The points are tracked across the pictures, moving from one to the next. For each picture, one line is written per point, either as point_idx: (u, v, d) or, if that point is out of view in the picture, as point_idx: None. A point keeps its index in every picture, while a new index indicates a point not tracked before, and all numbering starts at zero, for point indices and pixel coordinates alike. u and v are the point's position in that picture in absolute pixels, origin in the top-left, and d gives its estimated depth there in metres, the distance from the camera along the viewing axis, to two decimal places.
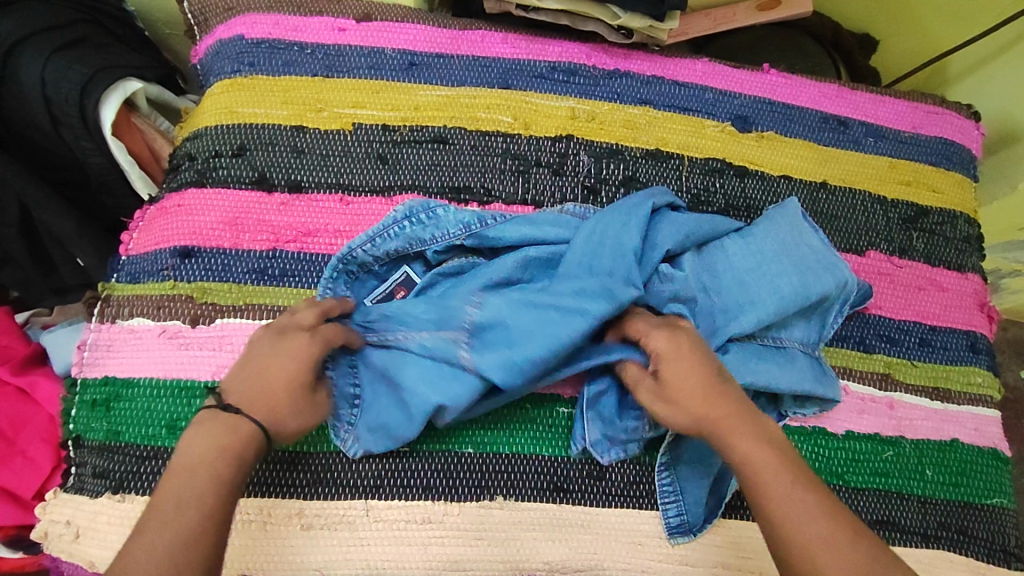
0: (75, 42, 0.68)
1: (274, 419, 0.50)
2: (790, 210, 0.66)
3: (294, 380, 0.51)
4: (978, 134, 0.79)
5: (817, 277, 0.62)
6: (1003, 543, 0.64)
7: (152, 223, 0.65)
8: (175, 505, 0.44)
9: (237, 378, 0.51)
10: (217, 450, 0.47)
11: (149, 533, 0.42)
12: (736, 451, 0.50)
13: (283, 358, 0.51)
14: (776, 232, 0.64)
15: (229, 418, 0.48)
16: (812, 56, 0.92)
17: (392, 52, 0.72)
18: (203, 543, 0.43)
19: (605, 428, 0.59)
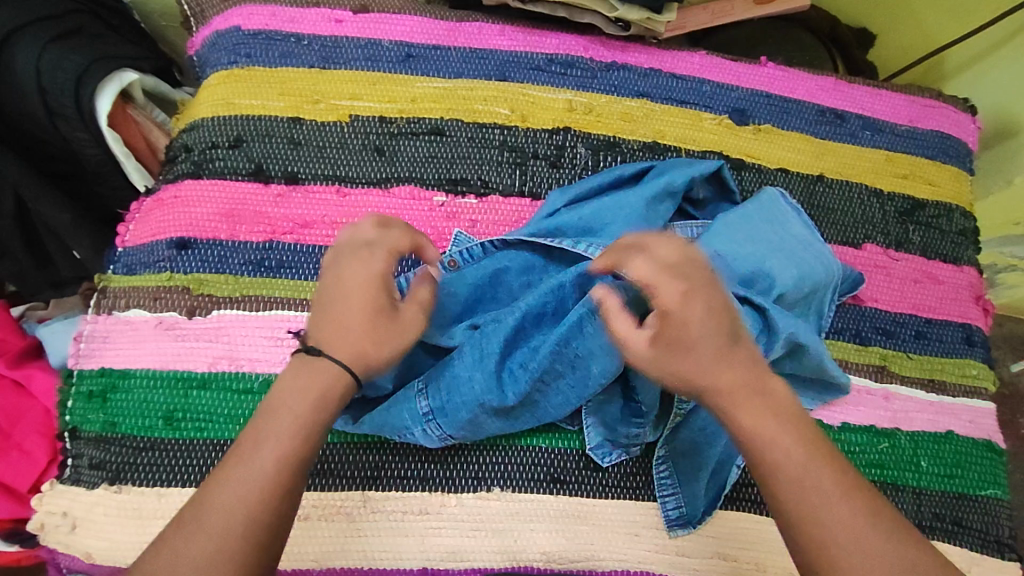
0: (71, 32, 0.67)
1: (361, 356, 0.48)
2: (769, 199, 0.66)
3: (372, 307, 0.49)
4: (974, 128, 0.79)
5: (802, 263, 0.62)
6: (997, 534, 0.64)
7: (148, 214, 0.65)
8: (261, 458, 0.43)
9: (320, 319, 0.49)
10: (304, 401, 0.46)
11: (225, 482, 0.42)
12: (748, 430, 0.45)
13: (356, 283, 0.49)
14: (758, 212, 0.64)
15: (314, 362, 0.47)
16: (809, 50, 0.92)
17: (389, 43, 0.72)
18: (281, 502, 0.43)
19: (605, 432, 0.59)
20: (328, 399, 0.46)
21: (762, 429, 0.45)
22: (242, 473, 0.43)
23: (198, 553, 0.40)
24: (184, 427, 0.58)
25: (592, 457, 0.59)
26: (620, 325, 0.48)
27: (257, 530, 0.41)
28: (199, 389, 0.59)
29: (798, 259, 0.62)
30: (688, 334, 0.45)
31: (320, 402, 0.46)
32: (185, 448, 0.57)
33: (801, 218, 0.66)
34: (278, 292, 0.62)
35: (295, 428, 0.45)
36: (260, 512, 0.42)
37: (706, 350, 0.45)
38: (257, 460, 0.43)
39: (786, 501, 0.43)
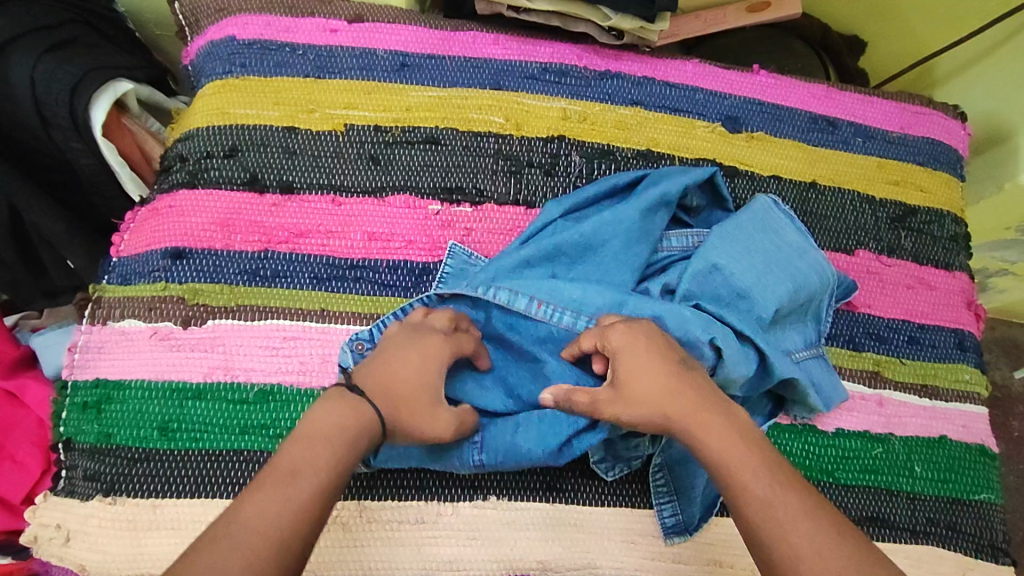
0: (65, 42, 0.67)
1: (397, 411, 0.49)
2: (761, 208, 0.66)
3: (429, 381, 0.50)
4: (965, 134, 0.80)
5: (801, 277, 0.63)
6: (991, 538, 0.65)
7: (143, 224, 0.65)
8: (299, 487, 0.43)
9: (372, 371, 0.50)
10: (345, 438, 0.46)
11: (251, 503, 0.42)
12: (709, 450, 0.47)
13: (415, 353, 0.51)
14: (750, 220, 0.65)
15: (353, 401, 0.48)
16: (801, 57, 0.93)
17: (384, 53, 0.72)
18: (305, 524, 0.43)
19: (608, 448, 0.59)
20: (363, 438, 0.47)
21: (732, 456, 0.47)
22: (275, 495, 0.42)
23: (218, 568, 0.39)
24: (180, 437, 0.58)
25: (598, 472, 0.59)
26: (582, 384, 0.52)
27: (283, 557, 0.41)
28: (195, 399, 0.59)
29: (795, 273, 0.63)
30: (639, 367, 0.50)
31: (358, 439, 0.47)
32: (181, 459, 0.57)
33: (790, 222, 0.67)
34: (273, 301, 0.62)
35: (334, 463, 0.45)
36: (287, 536, 0.42)
37: (654, 386, 0.49)
38: (294, 486, 0.43)
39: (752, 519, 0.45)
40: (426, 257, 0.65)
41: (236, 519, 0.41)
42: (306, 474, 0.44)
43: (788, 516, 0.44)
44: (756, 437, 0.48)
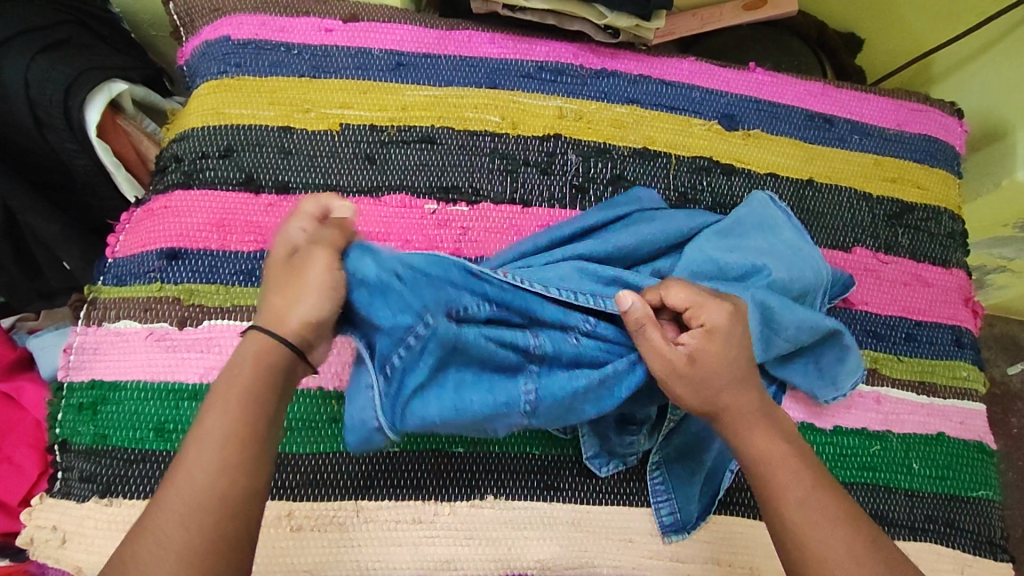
0: (59, 43, 0.67)
1: (281, 321, 0.45)
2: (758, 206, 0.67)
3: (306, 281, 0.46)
4: (962, 131, 0.80)
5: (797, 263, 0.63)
6: (989, 535, 0.65)
7: (138, 225, 0.65)
8: (196, 460, 0.41)
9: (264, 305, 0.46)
10: (240, 381, 0.43)
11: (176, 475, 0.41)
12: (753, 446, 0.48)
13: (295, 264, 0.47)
14: (740, 216, 0.66)
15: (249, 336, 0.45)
16: (798, 55, 0.93)
17: (379, 52, 0.72)
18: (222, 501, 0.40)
19: (603, 445, 0.59)
20: (261, 373, 0.44)
21: (774, 454, 0.48)
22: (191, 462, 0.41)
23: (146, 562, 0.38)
24: (175, 438, 0.58)
25: (591, 469, 0.59)
26: (657, 340, 0.49)
27: (204, 529, 0.39)
28: (191, 400, 0.58)
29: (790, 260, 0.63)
30: (718, 351, 0.49)
31: (254, 376, 0.44)
32: (177, 459, 0.57)
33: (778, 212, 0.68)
34: None
35: (237, 408, 0.43)
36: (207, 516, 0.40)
37: (728, 373, 0.49)
38: (202, 446, 0.41)
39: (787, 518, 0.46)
40: None
41: (162, 494, 0.41)
42: (209, 428, 0.42)
43: (822, 518, 0.45)
44: (797, 442, 0.49)
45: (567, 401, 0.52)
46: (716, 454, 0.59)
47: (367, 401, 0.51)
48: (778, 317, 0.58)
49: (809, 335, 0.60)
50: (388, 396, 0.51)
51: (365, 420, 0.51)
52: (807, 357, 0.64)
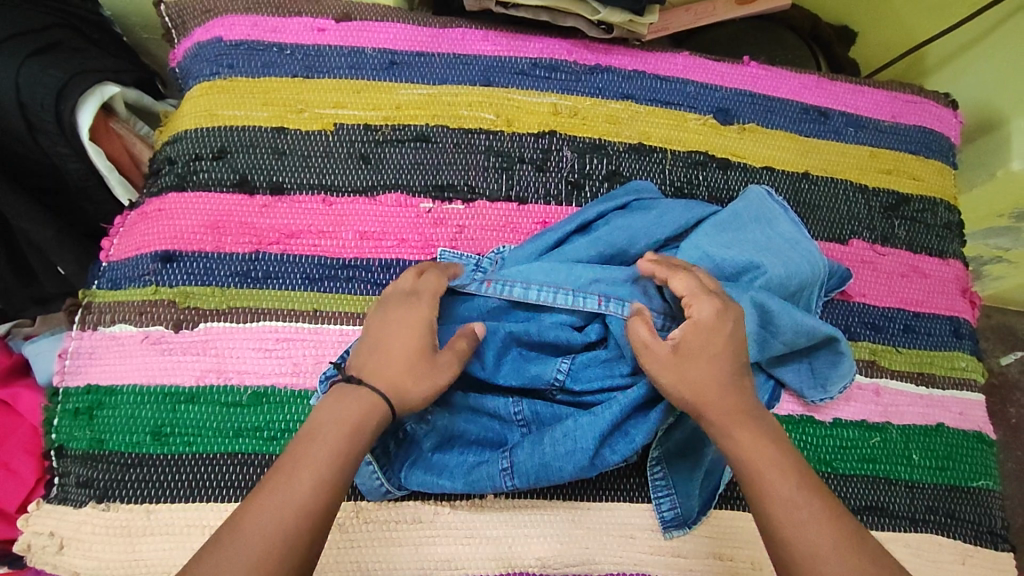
0: (50, 47, 0.67)
1: (395, 388, 0.49)
2: (755, 199, 0.67)
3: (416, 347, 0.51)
4: (956, 122, 0.80)
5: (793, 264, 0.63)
6: (990, 525, 0.65)
7: (133, 228, 0.64)
8: (296, 484, 0.43)
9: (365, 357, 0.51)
10: (342, 432, 0.46)
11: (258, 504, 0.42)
12: (734, 443, 0.48)
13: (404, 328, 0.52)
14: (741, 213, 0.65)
15: (357, 393, 0.48)
16: (792, 49, 0.93)
17: (372, 51, 0.72)
18: (311, 525, 0.42)
19: None
20: (364, 431, 0.47)
21: (758, 452, 0.47)
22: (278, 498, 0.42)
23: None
24: (173, 441, 0.57)
25: None
26: (641, 331, 0.52)
27: (294, 550, 0.41)
28: (188, 403, 0.58)
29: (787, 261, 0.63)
30: (707, 346, 0.51)
31: (357, 434, 0.46)
32: (175, 463, 0.57)
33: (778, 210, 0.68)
34: (265, 303, 0.62)
35: (333, 459, 0.45)
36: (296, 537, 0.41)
37: (711, 369, 0.50)
38: (293, 487, 0.43)
39: (774, 519, 0.45)
40: (419, 256, 0.65)
41: (245, 523, 0.41)
42: (305, 472, 0.44)
43: (811, 518, 0.45)
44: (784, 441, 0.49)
45: (547, 462, 0.54)
46: (714, 454, 0.59)
47: (373, 466, 0.54)
48: (776, 320, 0.58)
49: (806, 340, 0.60)
50: (395, 461, 0.55)
51: (376, 485, 0.55)
52: (800, 359, 0.64)
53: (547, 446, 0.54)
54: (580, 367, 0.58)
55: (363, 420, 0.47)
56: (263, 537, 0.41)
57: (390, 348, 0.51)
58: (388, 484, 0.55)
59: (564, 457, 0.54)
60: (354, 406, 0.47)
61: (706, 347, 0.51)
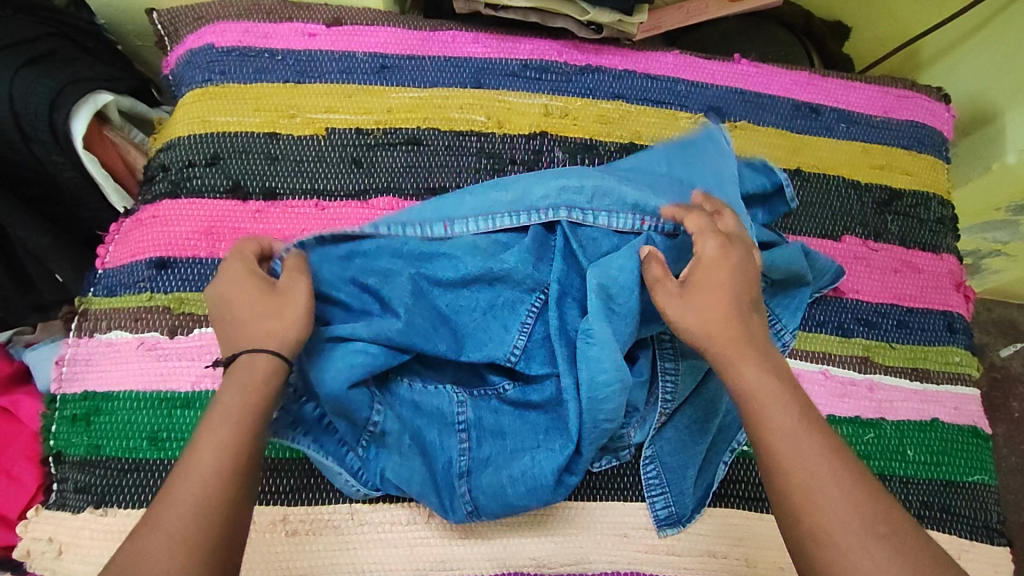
0: (43, 56, 0.67)
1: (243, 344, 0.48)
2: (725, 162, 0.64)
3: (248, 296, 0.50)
4: (949, 116, 0.80)
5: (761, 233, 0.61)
6: (986, 519, 0.65)
7: (127, 236, 0.65)
8: (199, 456, 0.43)
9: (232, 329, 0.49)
10: (237, 394, 0.45)
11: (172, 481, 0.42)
12: (741, 378, 0.47)
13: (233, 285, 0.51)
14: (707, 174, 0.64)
15: (236, 366, 0.47)
16: (785, 46, 0.93)
17: (363, 55, 0.72)
18: (225, 491, 0.42)
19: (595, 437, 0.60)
20: (259, 389, 0.46)
21: (765, 389, 0.46)
22: (186, 471, 0.42)
23: (152, 554, 0.39)
24: (169, 446, 0.58)
25: None
26: (653, 270, 0.52)
27: (210, 519, 0.41)
28: (183, 408, 0.59)
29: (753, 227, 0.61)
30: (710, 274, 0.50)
31: (251, 392, 0.46)
32: (171, 468, 0.57)
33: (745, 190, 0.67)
34: None
35: (233, 421, 0.44)
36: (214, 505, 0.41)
37: (719, 299, 0.49)
38: (195, 460, 0.42)
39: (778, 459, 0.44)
40: None
41: (159, 504, 0.41)
42: (204, 442, 0.43)
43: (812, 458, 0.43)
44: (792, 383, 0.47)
45: (502, 490, 0.55)
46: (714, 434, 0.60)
47: (345, 475, 0.55)
48: None
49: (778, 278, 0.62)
50: (368, 463, 0.55)
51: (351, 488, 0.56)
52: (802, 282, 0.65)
53: (501, 475, 0.55)
54: (534, 348, 0.58)
55: (260, 383, 0.46)
56: (176, 511, 0.40)
57: (241, 317, 0.49)
58: (361, 488, 0.56)
59: (518, 484, 0.55)
60: (247, 374, 0.46)
61: (705, 279, 0.50)
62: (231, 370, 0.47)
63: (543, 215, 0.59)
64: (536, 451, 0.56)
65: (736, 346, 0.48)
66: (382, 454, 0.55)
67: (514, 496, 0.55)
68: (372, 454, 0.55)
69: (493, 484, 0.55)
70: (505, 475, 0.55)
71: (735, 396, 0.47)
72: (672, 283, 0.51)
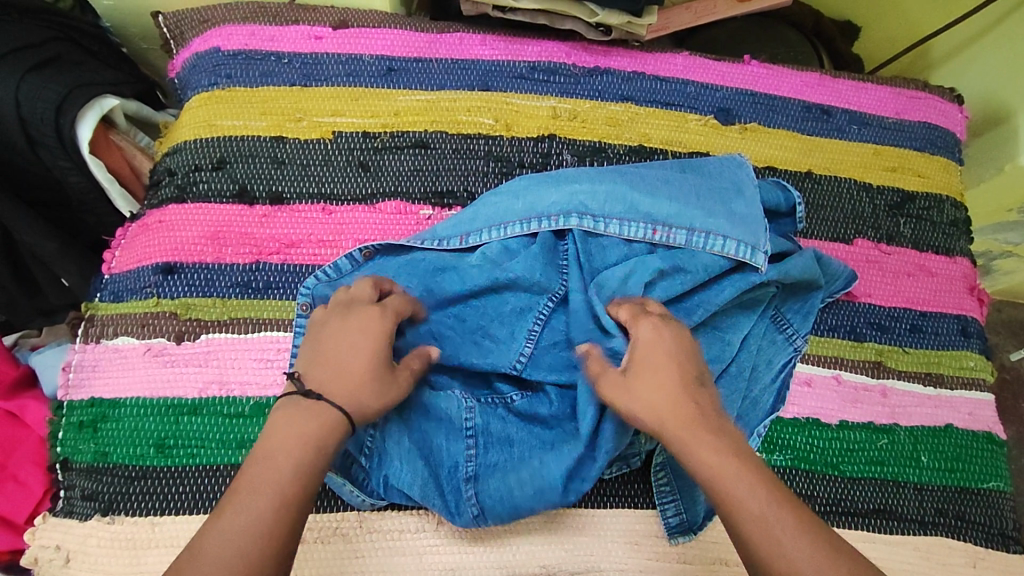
0: (49, 60, 0.67)
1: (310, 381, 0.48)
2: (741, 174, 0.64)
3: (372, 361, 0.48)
4: (962, 117, 0.79)
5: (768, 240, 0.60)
6: (1001, 527, 0.64)
7: (133, 240, 0.65)
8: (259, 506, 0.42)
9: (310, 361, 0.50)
10: (304, 450, 0.44)
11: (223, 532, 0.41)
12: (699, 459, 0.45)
13: (358, 337, 0.49)
14: (715, 174, 0.64)
15: (308, 411, 0.46)
16: (794, 46, 0.92)
17: (370, 58, 0.71)
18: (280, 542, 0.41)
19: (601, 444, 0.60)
20: (326, 446, 0.45)
21: (723, 468, 0.45)
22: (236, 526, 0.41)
23: None
24: (176, 453, 0.57)
25: None
26: (642, 333, 0.51)
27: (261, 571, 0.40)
28: (190, 415, 0.58)
29: (761, 230, 0.60)
30: (657, 356, 0.50)
31: (316, 449, 0.44)
32: (178, 475, 0.57)
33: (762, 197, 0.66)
34: (267, 313, 0.62)
35: (296, 473, 0.43)
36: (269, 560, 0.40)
37: (669, 385, 0.48)
38: (249, 514, 0.41)
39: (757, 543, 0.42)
40: None
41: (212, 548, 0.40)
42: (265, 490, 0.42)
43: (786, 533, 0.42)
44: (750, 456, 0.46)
45: (512, 492, 0.54)
46: None
47: (350, 486, 0.55)
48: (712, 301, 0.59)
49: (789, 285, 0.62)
50: (374, 471, 0.55)
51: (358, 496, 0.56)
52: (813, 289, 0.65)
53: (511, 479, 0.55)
54: (540, 356, 0.58)
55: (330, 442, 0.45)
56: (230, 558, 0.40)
57: (345, 369, 0.48)
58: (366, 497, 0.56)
59: (526, 485, 0.54)
60: (319, 428, 0.45)
61: (643, 364, 0.50)
62: (305, 414, 0.45)
63: (553, 221, 0.60)
64: (544, 453, 0.55)
65: (682, 429, 0.47)
66: (389, 459, 0.54)
67: (523, 502, 0.54)
68: (377, 462, 0.54)
69: (502, 489, 0.54)
70: (515, 479, 0.55)
71: (700, 480, 0.45)
72: (612, 372, 0.51)
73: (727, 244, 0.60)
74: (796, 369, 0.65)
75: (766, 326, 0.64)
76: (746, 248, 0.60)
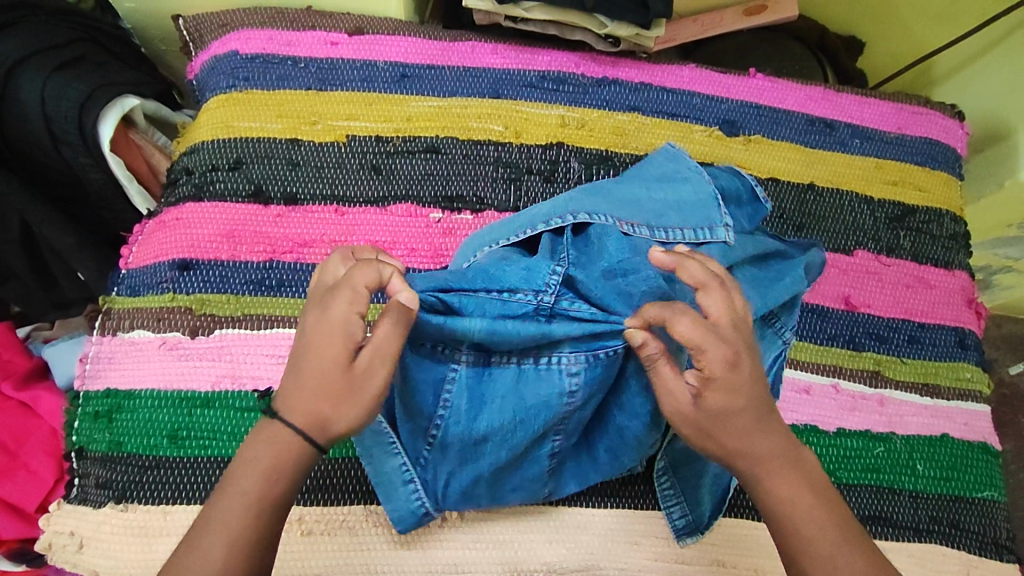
0: (73, 60, 0.69)
1: (319, 421, 0.43)
2: (681, 161, 0.65)
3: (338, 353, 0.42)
4: (963, 133, 0.80)
5: (723, 216, 0.60)
6: (995, 536, 0.65)
7: (151, 237, 0.66)
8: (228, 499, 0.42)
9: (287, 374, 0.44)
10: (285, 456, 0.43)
11: None
12: None
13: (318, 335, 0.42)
14: (655, 172, 0.64)
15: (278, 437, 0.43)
16: (799, 60, 0.94)
17: (384, 64, 0.73)
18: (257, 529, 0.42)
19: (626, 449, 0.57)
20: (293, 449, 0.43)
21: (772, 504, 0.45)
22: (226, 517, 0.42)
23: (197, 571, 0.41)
24: (189, 444, 0.59)
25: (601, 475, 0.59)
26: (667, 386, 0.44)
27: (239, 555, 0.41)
28: (203, 408, 0.60)
29: (710, 208, 0.60)
30: (732, 399, 0.44)
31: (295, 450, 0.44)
32: (190, 466, 0.58)
33: (721, 182, 0.66)
34: (279, 310, 0.63)
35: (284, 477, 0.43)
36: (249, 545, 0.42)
37: (749, 415, 0.45)
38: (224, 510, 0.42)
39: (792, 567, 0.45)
40: (428, 265, 0.66)
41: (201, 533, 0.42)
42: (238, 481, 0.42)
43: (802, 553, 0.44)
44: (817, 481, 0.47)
45: (578, 473, 0.57)
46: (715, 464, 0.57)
47: (411, 487, 0.55)
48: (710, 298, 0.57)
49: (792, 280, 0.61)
50: (429, 484, 0.55)
51: (413, 507, 0.55)
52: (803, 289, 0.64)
53: (578, 467, 0.56)
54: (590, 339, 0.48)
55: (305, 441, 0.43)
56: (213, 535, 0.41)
57: (309, 373, 0.42)
58: (426, 503, 0.55)
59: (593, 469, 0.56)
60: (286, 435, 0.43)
61: (729, 407, 0.44)
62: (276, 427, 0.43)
63: (548, 224, 0.56)
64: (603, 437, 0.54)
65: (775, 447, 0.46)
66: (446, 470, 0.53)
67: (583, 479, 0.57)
68: (431, 470, 0.54)
69: (567, 471, 0.56)
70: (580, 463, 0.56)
71: None
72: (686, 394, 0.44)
73: (685, 234, 0.59)
74: (796, 377, 0.66)
75: (760, 329, 0.61)
76: (706, 232, 0.59)
